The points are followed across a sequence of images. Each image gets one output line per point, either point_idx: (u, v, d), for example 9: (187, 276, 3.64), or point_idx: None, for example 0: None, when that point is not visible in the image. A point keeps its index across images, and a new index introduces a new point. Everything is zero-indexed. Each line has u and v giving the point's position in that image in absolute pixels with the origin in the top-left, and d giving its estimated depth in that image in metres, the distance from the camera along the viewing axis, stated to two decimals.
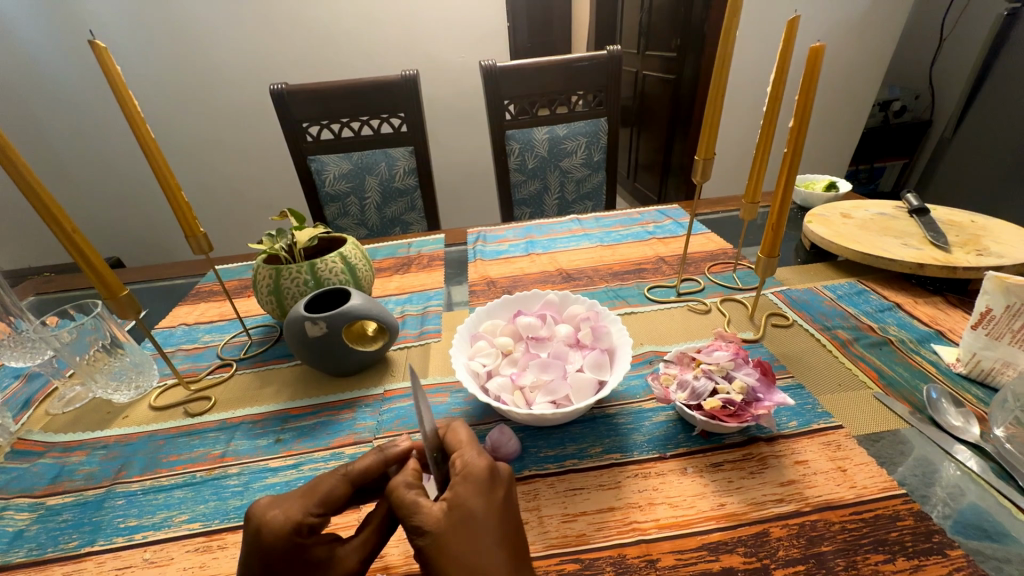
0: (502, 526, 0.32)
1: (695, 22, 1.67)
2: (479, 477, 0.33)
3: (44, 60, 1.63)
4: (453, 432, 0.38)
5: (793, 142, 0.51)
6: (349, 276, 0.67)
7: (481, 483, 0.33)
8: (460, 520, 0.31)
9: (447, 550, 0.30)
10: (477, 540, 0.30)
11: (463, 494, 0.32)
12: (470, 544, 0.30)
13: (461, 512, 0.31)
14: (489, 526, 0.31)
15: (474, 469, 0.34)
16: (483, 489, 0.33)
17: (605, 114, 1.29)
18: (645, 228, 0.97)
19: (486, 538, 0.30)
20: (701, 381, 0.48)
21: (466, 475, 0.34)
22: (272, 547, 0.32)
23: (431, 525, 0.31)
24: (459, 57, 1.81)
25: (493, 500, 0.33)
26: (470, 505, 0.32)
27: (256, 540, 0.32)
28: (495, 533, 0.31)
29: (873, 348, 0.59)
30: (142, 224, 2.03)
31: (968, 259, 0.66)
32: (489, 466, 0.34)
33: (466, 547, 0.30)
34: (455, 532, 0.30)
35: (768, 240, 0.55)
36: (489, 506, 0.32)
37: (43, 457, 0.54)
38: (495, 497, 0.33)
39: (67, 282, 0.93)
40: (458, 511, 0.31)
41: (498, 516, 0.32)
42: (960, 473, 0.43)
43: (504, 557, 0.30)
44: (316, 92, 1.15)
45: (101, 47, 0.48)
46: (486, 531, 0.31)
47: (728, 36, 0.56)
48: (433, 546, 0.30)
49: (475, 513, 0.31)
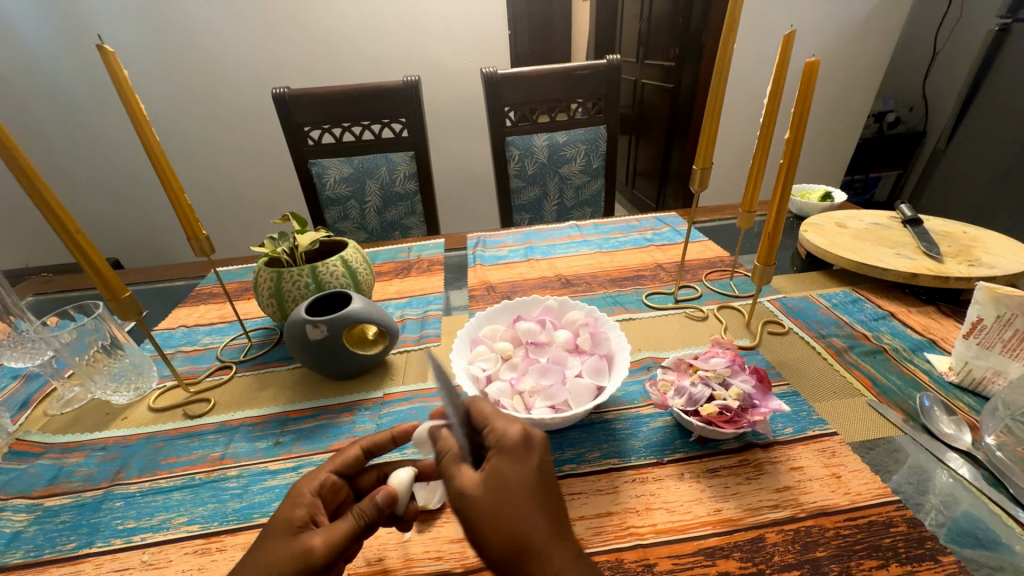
0: (540, 491, 0.32)
1: (692, 34, 1.70)
2: (513, 448, 0.34)
3: (53, 64, 1.64)
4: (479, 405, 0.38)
5: (788, 154, 0.52)
6: (350, 280, 0.68)
7: (519, 449, 0.34)
8: (497, 490, 0.32)
9: (491, 514, 0.31)
10: (513, 507, 0.31)
11: (503, 462, 0.33)
12: (509, 510, 0.31)
13: (503, 477, 0.32)
14: (527, 496, 0.32)
15: (508, 441, 0.34)
16: (519, 460, 0.33)
17: (604, 122, 1.31)
18: (643, 235, 0.98)
19: (528, 501, 0.32)
20: (698, 387, 0.49)
21: (503, 445, 0.34)
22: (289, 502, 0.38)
23: (473, 491, 0.32)
24: (460, 64, 1.83)
25: (532, 464, 0.33)
26: (506, 474, 0.33)
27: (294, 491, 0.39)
28: (533, 498, 0.32)
29: (866, 357, 0.60)
30: (139, 225, 2.02)
31: (960, 270, 0.67)
32: (523, 436, 0.35)
33: (505, 515, 0.31)
34: (493, 500, 0.31)
35: (765, 249, 0.56)
36: (528, 471, 0.33)
37: (40, 458, 0.54)
38: (531, 465, 0.33)
39: (66, 282, 0.93)
40: (497, 480, 0.32)
41: (537, 478, 0.33)
42: (952, 480, 0.44)
43: (542, 522, 0.31)
44: (318, 96, 1.16)
45: (109, 52, 0.49)
46: (526, 494, 0.32)
47: (726, 49, 0.57)
48: (475, 510, 0.32)
49: (512, 484, 0.32)
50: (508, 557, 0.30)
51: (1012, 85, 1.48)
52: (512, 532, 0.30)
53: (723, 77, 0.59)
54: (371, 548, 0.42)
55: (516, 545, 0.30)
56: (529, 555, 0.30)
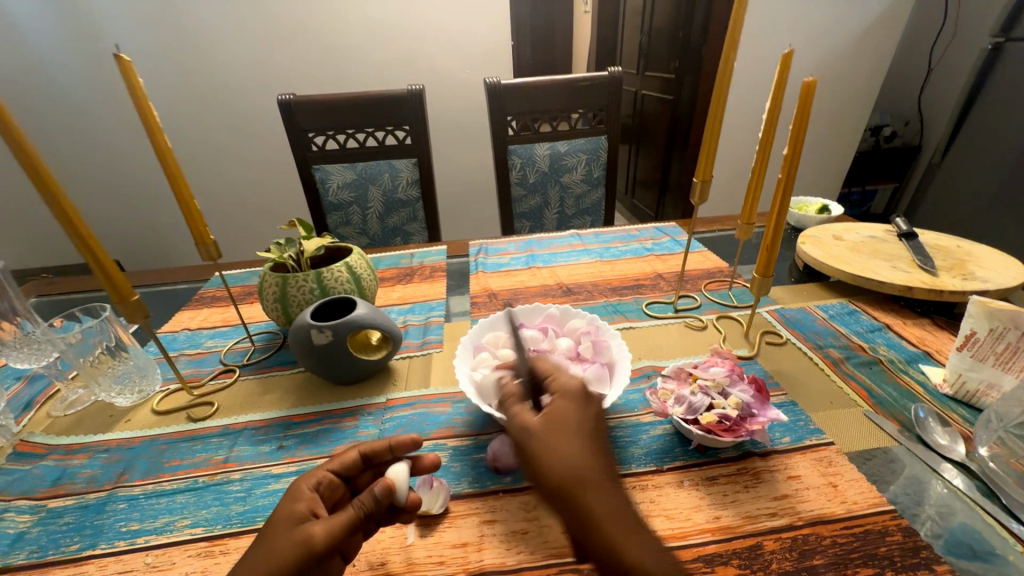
0: (595, 435, 0.35)
1: (693, 47, 1.73)
2: (574, 396, 0.38)
3: (61, 67, 1.66)
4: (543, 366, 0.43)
5: (786, 169, 0.53)
6: (354, 286, 0.68)
7: (576, 400, 0.37)
8: (558, 423, 0.35)
9: (546, 443, 0.33)
10: (572, 438, 0.34)
11: (560, 406, 0.37)
12: (568, 440, 0.34)
13: (560, 417, 0.35)
14: (583, 433, 0.34)
15: (569, 390, 0.39)
16: (578, 404, 0.37)
17: (605, 132, 1.32)
18: (642, 244, 0.99)
19: (582, 439, 0.34)
20: (698, 396, 0.49)
21: (562, 394, 0.38)
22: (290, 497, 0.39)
23: (531, 426, 0.35)
24: (463, 73, 1.85)
25: (587, 413, 0.37)
26: (567, 412, 0.36)
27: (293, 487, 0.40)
28: (589, 437, 0.34)
29: (863, 368, 0.61)
30: (141, 227, 2.03)
31: (954, 283, 0.69)
32: (582, 389, 0.39)
33: (564, 442, 0.33)
34: (554, 429, 0.34)
35: (763, 260, 0.57)
36: (584, 417, 0.36)
37: (44, 460, 0.54)
38: (590, 412, 0.37)
39: (69, 284, 0.93)
40: (558, 415, 0.36)
41: (592, 426, 0.36)
42: (947, 490, 0.44)
43: (596, 458, 0.33)
44: (323, 103, 1.18)
45: (126, 61, 0.50)
46: (581, 434, 0.34)
47: (727, 66, 0.59)
48: (532, 441, 0.34)
49: (571, 420, 0.35)
50: (560, 485, 0.31)
51: (1005, 102, 1.50)
52: (566, 461, 0.32)
53: (723, 93, 0.61)
54: (374, 552, 0.42)
55: (571, 470, 0.32)
56: (582, 484, 0.31)
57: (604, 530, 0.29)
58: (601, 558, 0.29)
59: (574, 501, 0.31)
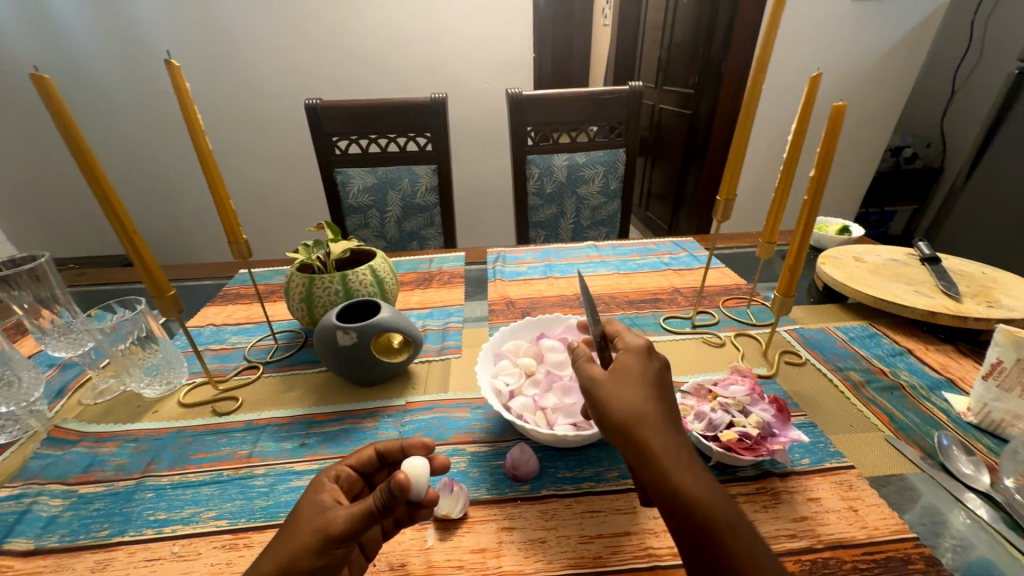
0: (658, 386, 0.39)
1: (712, 63, 1.74)
2: (639, 350, 0.42)
3: (97, 66, 1.72)
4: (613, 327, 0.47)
5: (812, 191, 0.53)
6: (377, 289, 0.70)
7: (640, 353, 0.41)
8: (623, 373, 0.39)
9: (610, 387, 0.38)
10: (634, 386, 0.38)
11: (626, 358, 0.41)
12: (630, 389, 0.38)
13: (625, 369, 0.40)
14: (645, 384, 0.38)
15: (635, 347, 0.42)
16: (642, 359, 0.41)
17: (623, 145, 1.34)
18: (660, 258, 0.99)
19: (642, 386, 0.38)
20: (718, 413, 0.49)
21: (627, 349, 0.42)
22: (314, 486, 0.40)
23: (598, 375, 0.40)
24: (484, 82, 1.88)
25: (651, 364, 0.40)
26: (631, 365, 0.40)
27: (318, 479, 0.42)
28: (651, 387, 0.38)
29: (884, 392, 0.60)
30: (164, 222, 2.08)
31: (979, 310, 0.68)
32: (646, 345, 0.42)
33: (625, 389, 0.38)
34: (618, 379, 0.39)
35: (786, 280, 0.58)
36: (648, 366, 0.40)
37: (75, 446, 0.56)
38: (653, 364, 0.41)
39: (100, 276, 0.96)
40: (623, 367, 0.40)
41: (656, 376, 0.39)
42: (970, 521, 0.44)
43: (656, 406, 0.37)
44: (348, 108, 1.21)
45: (174, 66, 0.52)
46: (644, 382, 0.39)
47: (755, 87, 0.60)
48: (599, 387, 0.39)
49: (636, 372, 0.39)
50: (622, 423, 0.36)
51: None
52: (628, 402, 0.37)
53: (750, 113, 0.61)
54: (394, 553, 0.43)
55: (632, 414, 0.36)
56: (641, 425, 0.35)
57: (659, 463, 0.34)
58: (658, 486, 0.33)
59: (633, 437, 0.35)
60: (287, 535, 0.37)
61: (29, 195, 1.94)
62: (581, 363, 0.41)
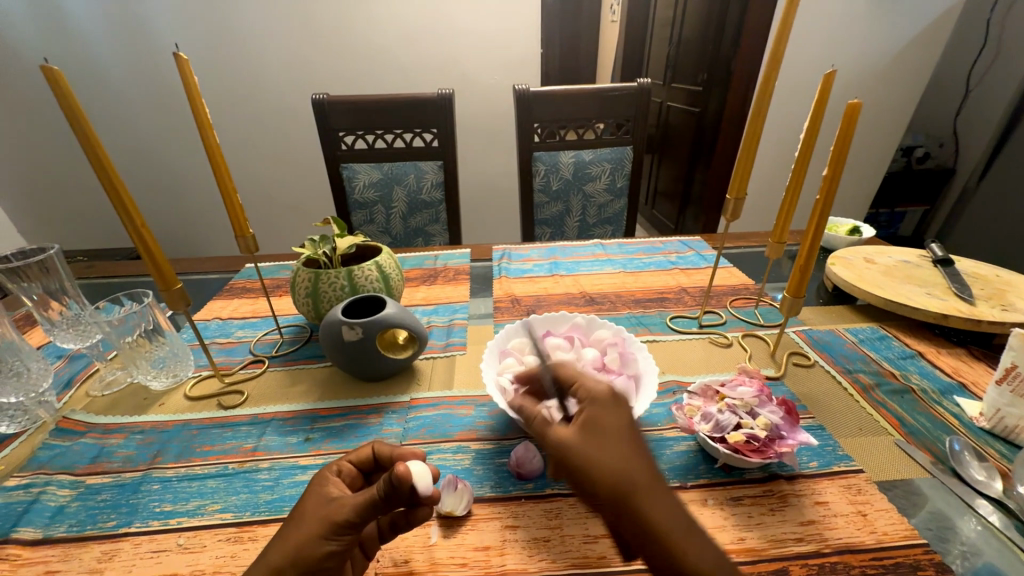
0: (634, 437, 0.33)
1: (721, 60, 1.71)
2: (603, 398, 0.36)
3: (107, 60, 1.73)
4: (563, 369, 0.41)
5: (824, 191, 0.53)
6: (383, 285, 0.70)
7: (607, 398, 0.36)
8: (592, 430, 0.34)
9: (585, 455, 0.32)
10: (608, 445, 0.33)
11: (594, 409, 0.35)
12: (606, 449, 0.32)
13: (595, 423, 0.34)
14: (622, 438, 0.33)
15: (597, 393, 0.37)
16: (611, 407, 0.35)
17: (630, 143, 1.32)
18: (667, 257, 0.99)
19: (619, 443, 0.33)
20: (725, 415, 0.49)
21: (590, 397, 0.36)
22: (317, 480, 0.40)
23: (568, 439, 0.34)
24: (491, 78, 1.88)
25: (622, 410, 0.35)
26: (598, 417, 0.34)
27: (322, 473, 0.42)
28: (628, 442, 0.33)
29: (894, 396, 0.59)
30: (172, 215, 2.09)
31: (992, 314, 0.67)
32: (609, 388, 0.37)
33: (600, 451, 0.32)
34: (588, 440, 0.33)
35: (795, 281, 0.57)
36: (617, 415, 0.35)
37: (83, 437, 0.56)
38: (621, 411, 0.35)
39: (108, 269, 0.97)
40: (590, 424, 0.34)
41: (632, 425, 0.34)
42: (981, 527, 0.43)
43: (640, 464, 0.32)
44: (355, 103, 1.21)
45: (182, 60, 0.52)
46: (620, 437, 0.33)
47: (767, 84, 0.59)
48: (572, 454, 0.33)
49: (606, 426, 0.34)
50: (616, 498, 0.30)
51: None
52: (610, 470, 0.31)
53: (762, 111, 0.61)
54: (397, 549, 0.43)
55: (619, 484, 0.31)
56: (633, 496, 0.30)
57: (667, 538, 0.29)
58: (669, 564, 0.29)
59: (633, 509, 0.30)
60: (293, 524, 0.37)
61: (40, 188, 1.96)
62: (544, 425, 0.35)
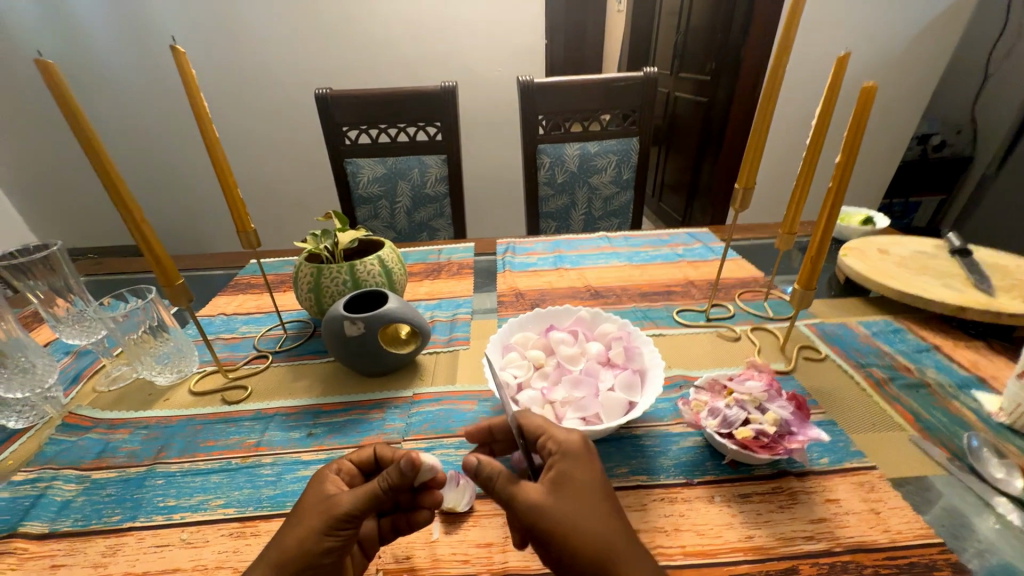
0: (605, 496, 0.37)
1: (730, 47, 1.67)
2: (576, 453, 0.38)
3: (113, 57, 1.74)
4: (529, 419, 0.42)
5: (837, 179, 0.51)
6: (385, 279, 0.69)
7: (580, 455, 0.38)
8: (569, 492, 0.36)
9: (566, 521, 0.35)
10: (585, 508, 0.35)
11: (570, 471, 0.37)
12: (583, 512, 0.35)
13: (568, 485, 0.37)
14: (597, 499, 0.36)
15: (569, 447, 0.39)
16: (584, 464, 0.38)
17: (637, 134, 1.30)
18: (673, 250, 0.97)
19: (595, 505, 0.36)
20: (733, 410, 0.48)
21: (563, 453, 0.38)
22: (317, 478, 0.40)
23: (545, 501, 0.36)
24: (495, 71, 1.86)
25: (595, 468, 0.38)
26: (573, 477, 0.37)
27: (322, 471, 0.42)
28: (603, 502, 0.36)
29: (909, 390, 0.58)
30: (180, 212, 2.11)
31: (1013, 305, 0.65)
32: (580, 441, 0.39)
33: (578, 515, 0.35)
34: (566, 503, 0.35)
35: (806, 272, 0.55)
36: (590, 473, 0.37)
37: (89, 432, 0.57)
38: (592, 469, 0.38)
39: (115, 265, 0.98)
40: (566, 486, 0.37)
41: (603, 485, 0.37)
42: (1000, 526, 0.42)
43: (614, 524, 0.35)
44: (358, 97, 1.20)
45: (180, 52, 0.51)
46: (596, 498, 0.36)
47: (778, 68, 0.57)
48: (550, 517, 0.35)
49: (581, 486, 0.37)
50: (595, 564, 0.33)
51: None
52: (591, 535, 0.34)
53: (773, 96, 0.59)
54: (398, 546, 0.42)
55: (598, 549, 0.34)
56: (611, 558, 0.33)
57: None
58: None
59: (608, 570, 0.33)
60: (293, 522, 0.37)
61: (50, 185, 1.98)
62: (519, 490, 0.36)
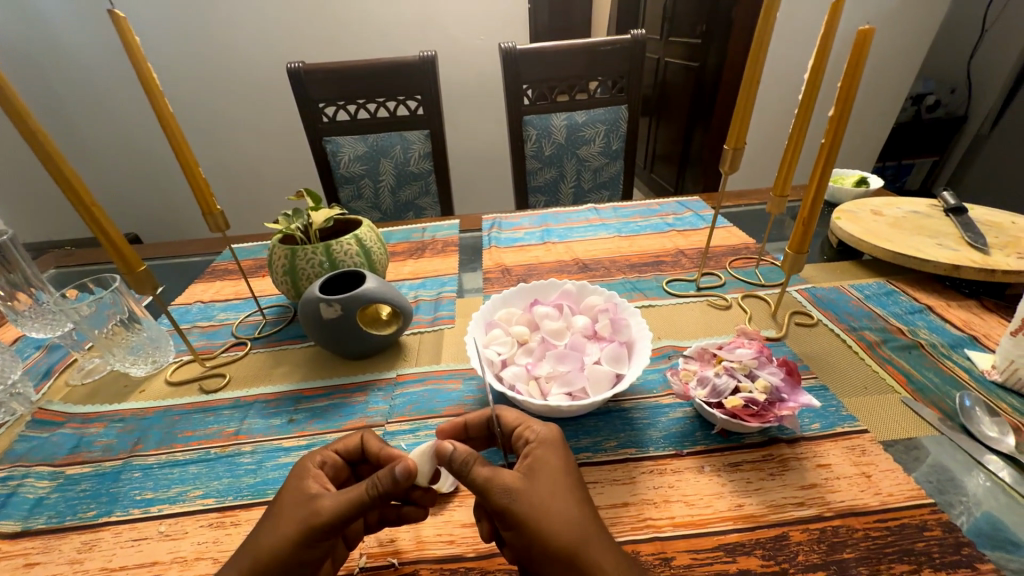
0: (579, 483, 0.37)
1: (722, 8, 1.60)
2: (552, 441, 0.39)
3: (70, 36, 1.63)
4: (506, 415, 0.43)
5: (831, 134, 0.48)
6: (364, 259, 0.66)
7: (555, 444, 0.39)
8: (545, 477, 0.36)
9: (542, 503, 0.34)
10: (561, 493, 0.35)
11: (545, 457, 0.38)
12: (559, 496, 0.35)
13: (544, 472, 0.37)
14: (572, 484, 0.36)
15: (545, 436, 0.40)
16: (558, 451, 0.39)
17: (625, 101, 1.25)
18: (663, 219, 0.94)
19: (569, 489, 0.36)
20: (722, 378, 0.47)
21: (540, 440, 0.39)
22: (299, 472, 0.39)
23: (521, 485, 0.35)
24: (477, 40, 1.78)
25: (569, 457, 0.39)
26: (548, 463, 0.37)
27: (304, 462, 0.40)
28: (577, 488, 0.36)
29: (901, 351, 0.57)
30: (157, 200, 2.04)
31: (1008, 262, 0.63)
32: (555, 430, 0.40)
33: (555, 498, 0.35)
34: (542, 488, 0.36)
35: (798, 235, 0.53)
36: (564, 461, 0.38)
37: (62, 427, 0.55)
38: (567, 457, 0.38)
39: (86, 256, 0.94)
40: (542, 471, 0.37)
41: (577, 473, 0.38)
42: (990, 483, 0.41)
43: (587, 509, 0.35)
44: (333, 71, 1.14)
45: (119, 17, 0.47)
46: (570, 483, 0.36)
47: (768, 17, 0.53)
48: (525, 503, 0.34)
49: (557, 471, 0.37)
50: (568, 550, 0.33)
51: None
52: (566, 519, 0.34)
53: (763, 46, 0.55)
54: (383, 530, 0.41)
55: (572, 532, 0.33)
56: (584, 543, 0.33)
57: None
58: None
59: (580, 561, 0.33)
60: (271, 522, 0.35)
61: (17, 177, 1.89)
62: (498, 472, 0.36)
